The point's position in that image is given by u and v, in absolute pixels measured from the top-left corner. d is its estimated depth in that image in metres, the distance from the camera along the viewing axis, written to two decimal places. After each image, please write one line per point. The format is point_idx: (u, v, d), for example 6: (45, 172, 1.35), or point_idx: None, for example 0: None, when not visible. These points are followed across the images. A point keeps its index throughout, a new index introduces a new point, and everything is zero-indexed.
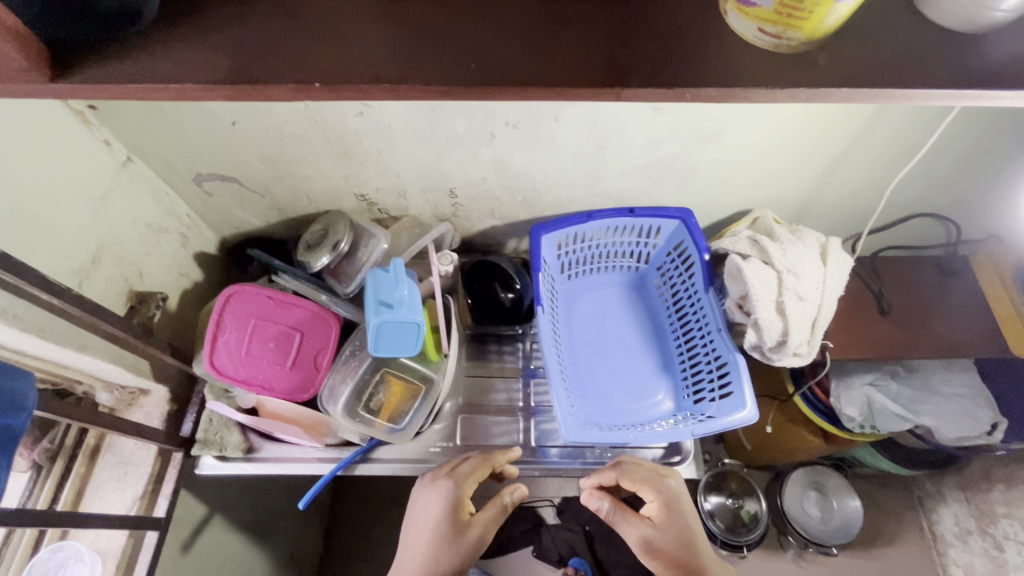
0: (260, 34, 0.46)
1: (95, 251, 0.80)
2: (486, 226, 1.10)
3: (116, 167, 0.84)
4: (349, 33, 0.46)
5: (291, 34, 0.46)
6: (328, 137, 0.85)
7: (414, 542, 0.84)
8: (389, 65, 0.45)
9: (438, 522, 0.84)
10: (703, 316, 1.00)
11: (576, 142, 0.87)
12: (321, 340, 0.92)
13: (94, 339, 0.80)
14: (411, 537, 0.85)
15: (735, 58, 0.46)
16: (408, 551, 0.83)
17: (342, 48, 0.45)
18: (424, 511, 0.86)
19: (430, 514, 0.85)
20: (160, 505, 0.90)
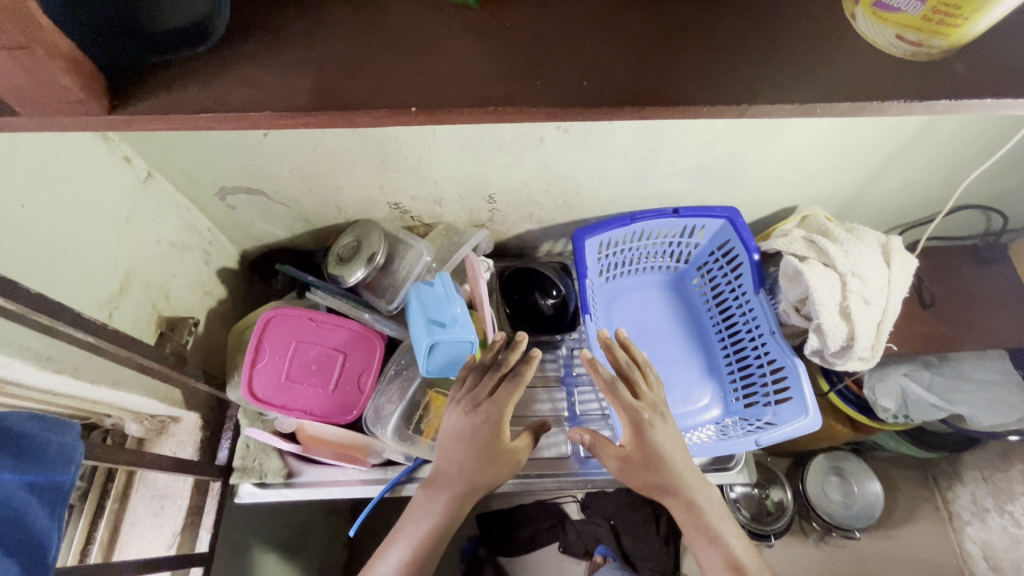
0: (341, 52, 0.41)
1: (122, 279, 0.74)
2: (522, 230, 1.05)
3: (137, 185, 0.78)
4: (442, 48, 0.41)
5: (376, 52, 0.41)
6: (365, 146, 0.80)
7: (446, 462, 0.73)
8: (490, 84, 0.40)
9: (484, 443, 0.72)
10: (752, 318, 0.98)
11: (626, 144, 0.82)
12: (363, 361, 0.87)
13: (127, 372, 0.75)
14: (445, 455, 0.73)
15: (866, 67, 0.42)
16: (448, 471, 0.72)
17: (434, 65, 0.41)
18: (462, 430, 0.73)
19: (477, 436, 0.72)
20: (201, 539, 0.86)
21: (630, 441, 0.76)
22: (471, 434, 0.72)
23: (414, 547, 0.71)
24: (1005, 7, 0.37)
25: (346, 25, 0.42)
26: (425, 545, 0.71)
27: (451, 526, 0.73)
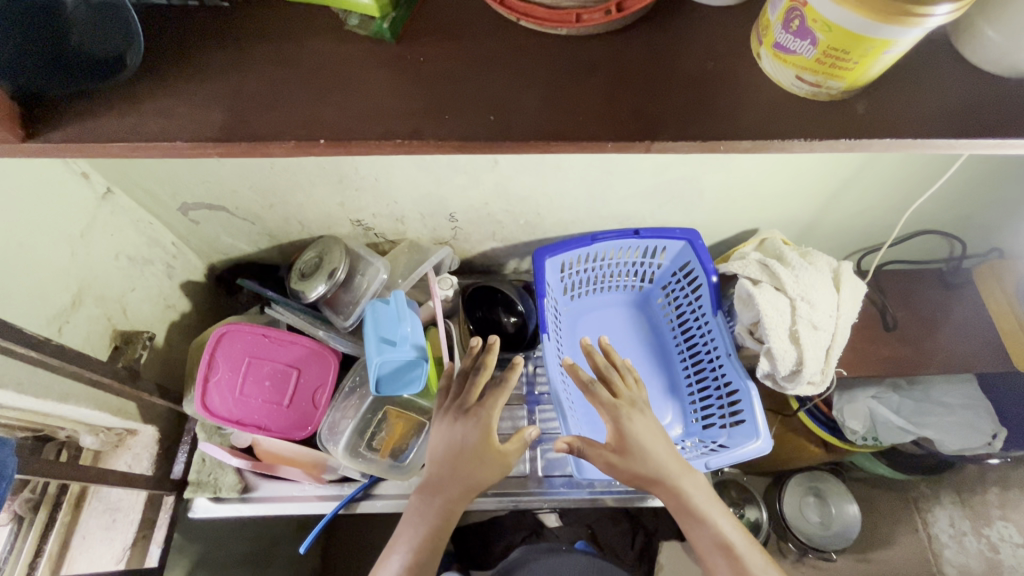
0: (257, 86, 0.42)
1: (74, 293, 0.76)
2: (487, 248, 1.06)
3: (96, 201, 0.79)
4: (358, 84, 0.43)
5: (291, 86, 0.42)
6: (321, 166, 0.81)
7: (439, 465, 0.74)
8: (399, 119, 0.41)
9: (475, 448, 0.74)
10: (711, 340, 0.98)
11: (580, 168, 0.83)
12: (319, 377, 0.88)
13: (76, 386, 0.75)
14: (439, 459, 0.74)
15: (769, 105, 0.43)
16: (445, 472, 0.73)
17: (348, 100, 0.42)
18: (451, 435, 0.75)
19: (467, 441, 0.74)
20: (152, 554, 0.86)
21: (610, 435, 0.75)
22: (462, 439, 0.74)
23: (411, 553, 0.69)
24: (896, 52, 0.38)
25: (264, 60, 0.43)
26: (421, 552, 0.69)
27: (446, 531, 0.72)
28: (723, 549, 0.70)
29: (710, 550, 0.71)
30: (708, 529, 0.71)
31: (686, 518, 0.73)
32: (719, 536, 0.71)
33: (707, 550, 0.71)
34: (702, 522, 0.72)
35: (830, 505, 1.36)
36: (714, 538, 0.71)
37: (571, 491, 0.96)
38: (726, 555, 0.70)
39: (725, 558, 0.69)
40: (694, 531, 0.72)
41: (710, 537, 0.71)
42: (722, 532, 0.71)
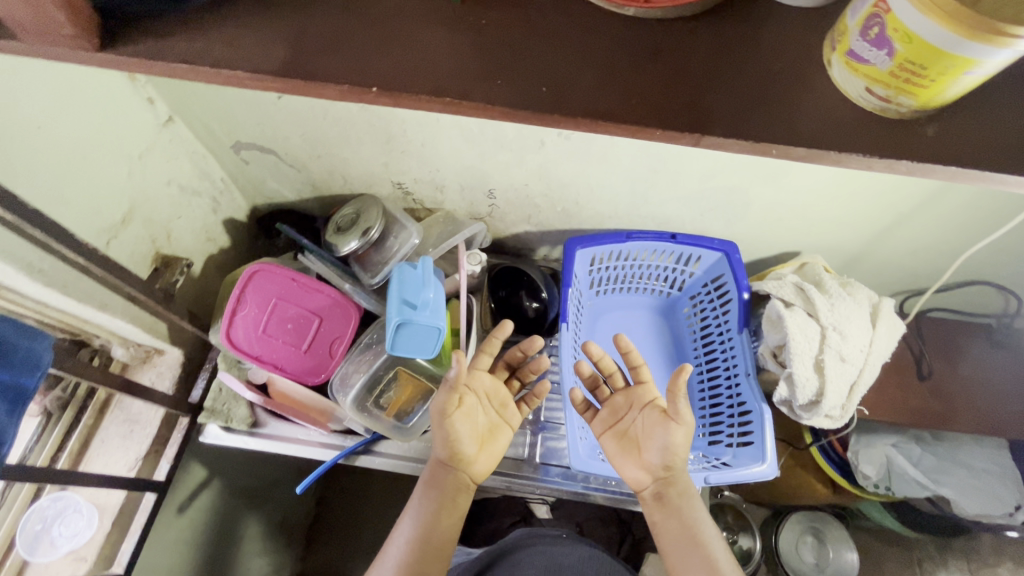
0: (323, 29, 0.43)
1: (126, 210, 0.80)
2: (519, 230, 1.06)
3: (157, 127, 0.83)
4: (420, 38, 0.43)
5: (353, 33, 0.43)
6: (371, 124, 0.83)
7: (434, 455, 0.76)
8: (453, 77, 0.42)
9: (462, 434, 0.75)
10: (731, 357, 0.96)
11: (626, 161, 0.82)
12: (338, 328, 0.89)
13: (115, 298, 0.79)
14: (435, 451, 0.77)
15: (832, 115, 0.41)
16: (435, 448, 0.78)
17: (405, 52, 0.43)
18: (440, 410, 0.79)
19: (448, 424, 0.74)
20: (161, 468, 0.91)
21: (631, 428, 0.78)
22: (442, 420, 0.74)
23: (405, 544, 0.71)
24: (977, 75, 0.36)
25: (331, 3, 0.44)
26: (415, 550, 0.71)
27: (442, 521, 0.73)
28: (689, 547, 0.70)
29: (678, 548, 0.70)
30: (678, 524, 0.71)
31: (658, 510, 0.73)
32: (692, 532, 0.71)
33: (673, 550, 0.71)
34: (675, 517, 0.72)
35: (829, 548, 1.31)
36: (682, 533, 0.71)
37: (563, 483, 0.96)
38: (696, 552, 0.69)
39: (697, 556, 0.69)
40: (665, 531, 0.72)
41: (679, 533, 0.71)
42: (695, 529, 0.71)
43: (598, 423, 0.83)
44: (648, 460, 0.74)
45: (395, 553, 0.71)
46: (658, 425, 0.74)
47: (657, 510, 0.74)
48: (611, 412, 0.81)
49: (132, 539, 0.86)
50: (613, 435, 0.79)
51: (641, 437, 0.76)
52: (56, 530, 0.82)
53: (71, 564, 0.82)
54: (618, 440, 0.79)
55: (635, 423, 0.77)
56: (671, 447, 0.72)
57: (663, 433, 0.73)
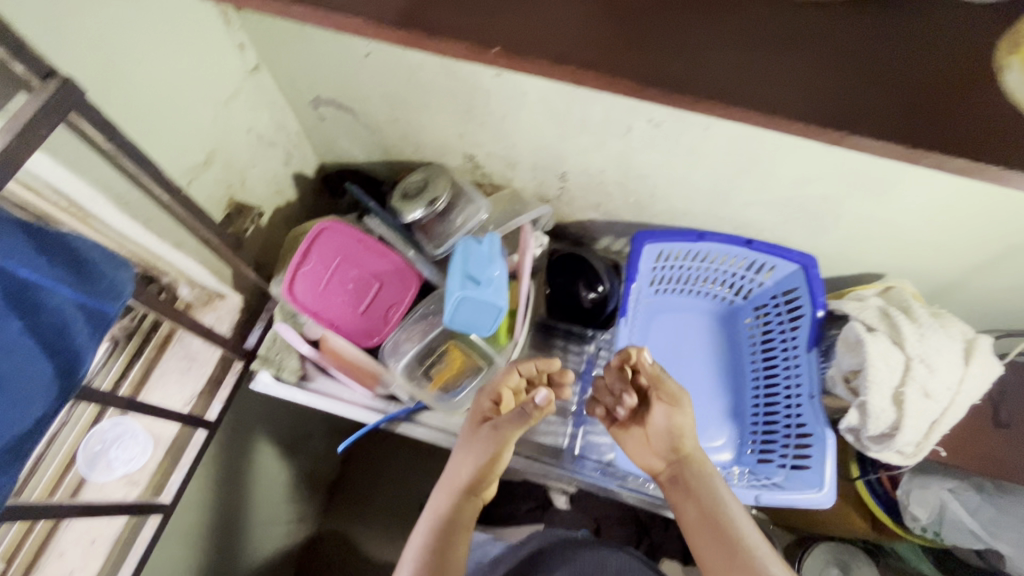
0: None
1: (208, 153, 0.80)
2: (584, 217, 1.03)
3: (244, 73, 0.83)
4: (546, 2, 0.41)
5: None
6: (454, 91, 0.80)
7: (452, 470, 0.78)
8: (577, 45, 0.39)
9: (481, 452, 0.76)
10: (795, 376, 0.91)
11: (715, 157, 0.78)
12: (396, 295, 0.88)
13: (190, 239, 0.81)
14: (455, 471, 0.77)
15: (1004, 127, 0.36)
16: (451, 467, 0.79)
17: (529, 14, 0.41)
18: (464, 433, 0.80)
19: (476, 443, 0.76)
20: (213, 408, 0.93)
21: (638, 422, 0.81)
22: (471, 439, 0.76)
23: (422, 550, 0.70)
24: None
25: None
26: (433, 557, 0.69)
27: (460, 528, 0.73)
28: (716, 531, 0.69)
29: (699, 534, 0.70)
30: (700, 506, 0.72)
31: (677, 491, 0.76)
32: (717, 516, 0.70)
33: (699, 535, 0.70)
34: (693, 498, 0.73)
35: None
36: (703, 513, 0.71)
37: (599, 480, 0.93)
38: (723, 538, 0.68)
39: (728, 545, 0.67)
40: (688, 522, 0.72)
41: (700, 518, 0.71)
42: (718, 506, 0.71)
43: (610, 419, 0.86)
44: (656, 444, 0.78)
45: (411, 564, 0.69)
46: (656, 413, 0.77)
47: (676, 497, 0.75)
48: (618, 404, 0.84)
49: (181, 472, 0.89)
50: (624, 426, 0.83)
51: (645, 421, 0.80)
52: (113, 453, 0.85)
53: (124, 487, 0.85)
54: (631, 429, 0.83)
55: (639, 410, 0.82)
56: (669, 425, 0.76)
57: (662, 418, 0.77)
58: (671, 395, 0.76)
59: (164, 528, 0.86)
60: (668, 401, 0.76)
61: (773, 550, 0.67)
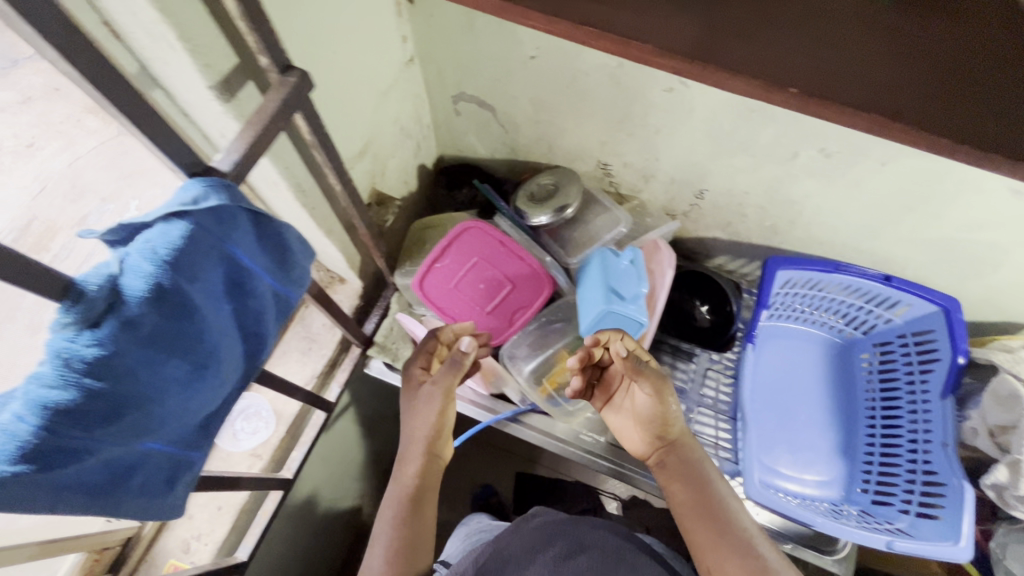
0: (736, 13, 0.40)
1: (364, 143, 0.81)
2: (707, 234, 1.01)
3: (402, 65, 0.83)
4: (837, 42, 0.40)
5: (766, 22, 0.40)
6: (614, 101, 0.79)
7: (409, 439, 0.76)
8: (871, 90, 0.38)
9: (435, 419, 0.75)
10: (924, 421, 0.88)
11: (883, 193, 0.75)
12: (525, 299, 0.88)
13: (338, 226, 0.82)
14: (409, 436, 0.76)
15: None
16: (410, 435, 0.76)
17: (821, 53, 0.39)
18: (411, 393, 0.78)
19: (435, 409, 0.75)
20: (331, 390, 0.95)
21: (629, 410, 0.79)
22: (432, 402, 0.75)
23: (394, 519, 0.70)
24: None
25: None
26: (405, 532, 0.68)
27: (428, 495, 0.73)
28: (712, 516, 0.68)
29: (695, 524, 0.68)
30: (694, 492, 0.71)
31: (671, 473, 0.74)
32: (710, 500, 0.70)
33: (694, 524, 0.69)
34: (685, 483, 0.72)
35: None
36: (697, 498, 0.70)
37: None
38: (724, 525, 0.67)
39: (731, 531, 0.66)
40: (681, 508, 0.71)
41: (695, 503, 0.70)
42: (709, 490, 0.71)
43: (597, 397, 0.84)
44: (645, 430, 0.76)
45: (386, 537, 0.68)
46: (647, 402, 0.75)
47: (666, 482, 0.74)
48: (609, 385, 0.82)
49: (300, 449, 0.91)
50: (612, 406, 0.82)
51: (633, 408, 0.78)
52: (238, 423, 0.91)
53: (249, 459, 0.88)
54: (617, 413, 0.81)
55: (627, 395, 0.79)
56: (659, 410, 0.74)
57: (651, 407, 0.75)
58: (657, 383, 0.74)
59: (282, 502, 0.89)
60: (656, 390, 0.74)
61: (762, 529, 0.68)
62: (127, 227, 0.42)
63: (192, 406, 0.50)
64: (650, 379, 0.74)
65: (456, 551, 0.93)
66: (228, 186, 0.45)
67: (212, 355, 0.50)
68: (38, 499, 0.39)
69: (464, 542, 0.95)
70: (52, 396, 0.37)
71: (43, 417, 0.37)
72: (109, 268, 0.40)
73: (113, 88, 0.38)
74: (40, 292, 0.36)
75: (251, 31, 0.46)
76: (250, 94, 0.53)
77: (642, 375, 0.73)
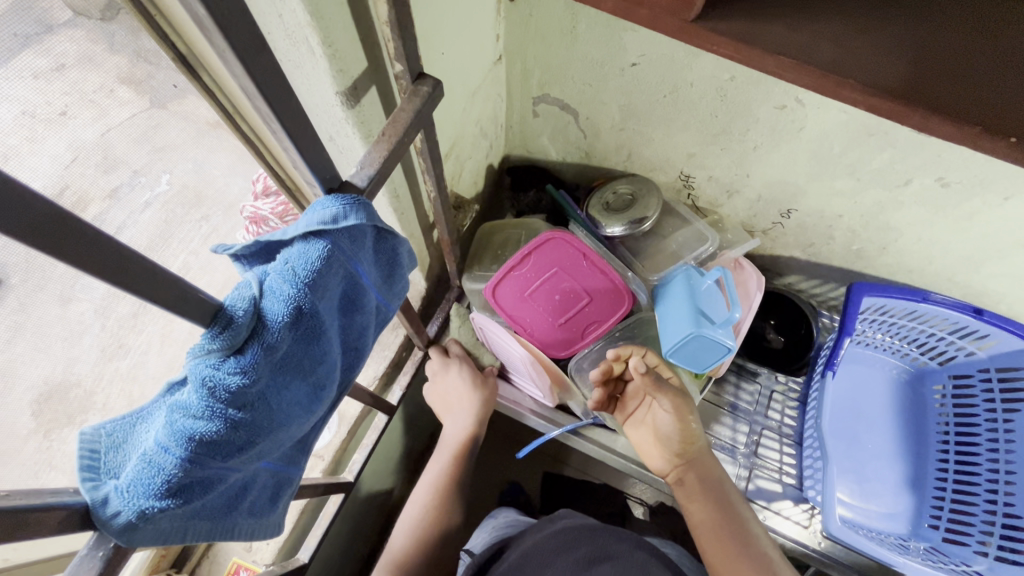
0: (937, 57, 0.40)
1: (449, 145, 0.78)
2: (784, 253, 0.97)
3: (490, 65, 0.80)
4: None
5: (965, 60, 0.40)
6: (713, 114, 0.75)
7: (452, 428, 0.87)
8: None
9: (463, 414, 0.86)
10: (1007, 461, 0.86)
11: (996, 227, 0.71)
12: (602, 313, 0.86)
13: (418, 229, 0.79)
14: (452, 432, 0.86)
15: None
16: (451, 424, 0.87)
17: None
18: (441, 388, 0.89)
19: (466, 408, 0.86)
20: (393, 393, 0.93)
21: (650, 428, 0.77)
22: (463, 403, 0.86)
23: (430, 494, 0.81)
24: None
25: (930, 18, 0.42)
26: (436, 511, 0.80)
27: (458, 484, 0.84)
28: (729, 532, 0.65)
29: (713, 541, 0.65)
30: (715, 510, 0.68)
31: (689, 490, 0.71)
32: (731, 519, 0.67)
33: (712, 543, 0.65)
34: (703, 499, 0.69)
35: None
36: (716, 515, 0.67)
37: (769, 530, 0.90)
38: (741, 540, 0.64)
39: (748, 548, 0.64)
40: (700, 526, 0.68)
41: (715, 521, 0.67)
42: (730, 510, 0.68)
43: (618, 415, 0.83)
44: (668, 445, 0.75)
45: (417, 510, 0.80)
46: (669, 417, 0.75)
47: (684, 499, 0.71)
48: (630, 401, 0.81)
49: (361, 452, 0.89)
50: (634, 423, 0.80)
51: (653, 424, 0.77)
52: None
53: (311, 460, 0.87)
54: (636, 428, 0.80)
55: (649, 411, 0.78)
56: (680, 426, 0.74)
57: (672, 422, 0.75)
58: (676, 401, 0.75)
59: (343, 505, 0.87)
60: (676, 407, 0.75)
61: (783, 556, 0.64)
62: (264, 243, 0.40)
63: (306, 423, 0.48)
64: (669, 395, 0.75)
65: (477, 545, 0.83)
66: (363, 204, 0.43)
67: (327, 375, 0.48)
68: (171, 529, 0.38)
69: (489, 535, 0.84)
70: (197, 426, 0.35)
71: (187, 449, 0.35)
72: (252, 290, 0.37)
73: (272, 101, 0.36)
74: (189, 316, 0.35)
75: (394, 36, 0.43)
76: (372, 100, 0.50)
77: (661, 391, 0.75)
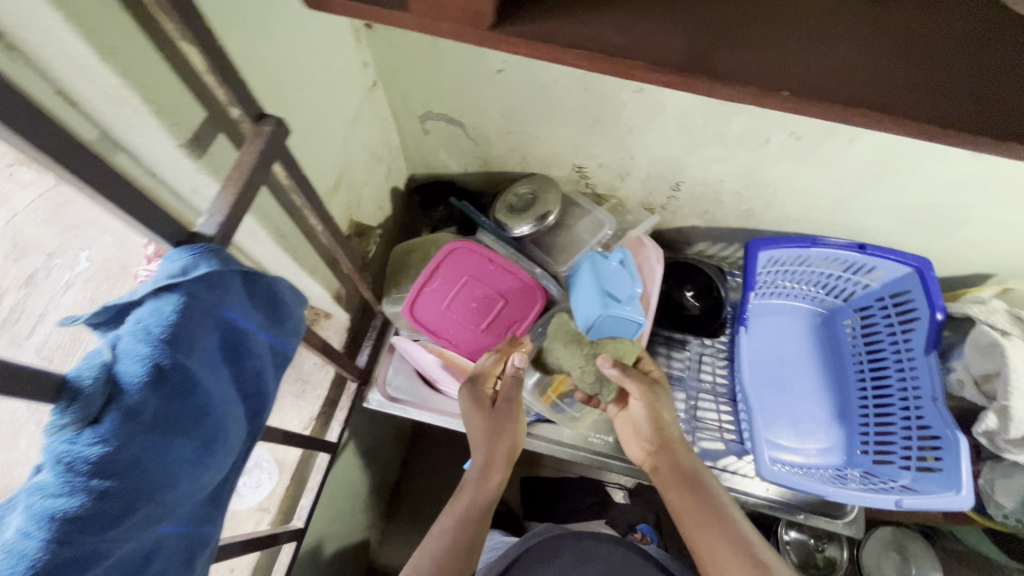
0: (720, 24, 0.44)
1: (336, 176, 0.79)
2: (686, 223, 1.02)
3: (365, 91, 0.81)
4: (818, 45, 0.43)
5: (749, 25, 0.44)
6: (585, 105, 0.79)
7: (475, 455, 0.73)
8: (849, 80, 0.41)
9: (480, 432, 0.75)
10: (911, 379, 0.92)
11: (851, 167, 0.78)
12: (519, 311, 0.87)
13: (322, 262, 0.79)
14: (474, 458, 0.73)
15: None
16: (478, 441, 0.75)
17: (798, 45, 0.43)
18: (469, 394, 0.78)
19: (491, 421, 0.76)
20: (332, 430, 0.92)
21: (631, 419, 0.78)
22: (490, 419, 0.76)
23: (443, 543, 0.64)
24: None
25: None
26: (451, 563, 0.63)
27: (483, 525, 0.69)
28: (705, 516, 0.66)
29: (698, 529, 0.66)
30: (691, 496, 0.68)
31: (672, 480, 0.71)
32: (704, 500, 0.68)
33: (697, 530, 0.66)
34: (682, 488, 0.70)
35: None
36: (692, 501, 0.68)
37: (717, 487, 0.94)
38: (718, 523, 0.65)
39: (723, 529, 0.64)
40: (682, 515, 0.68)
41: (691, 508, 0.67)
42: (703, 491, 0.69)
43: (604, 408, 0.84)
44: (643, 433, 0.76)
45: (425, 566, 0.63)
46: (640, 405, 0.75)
47: (662, 487, 0.72)
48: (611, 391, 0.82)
49: (309, 496, 0.88)
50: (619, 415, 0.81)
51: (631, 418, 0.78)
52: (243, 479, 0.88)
53: (257, 515, 0.85)
54: (622, 421, 0.80)
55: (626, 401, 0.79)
56: (653, 417, 0.74)
57: (644, 410, 0.75)
58: (645, 389, 0.74)
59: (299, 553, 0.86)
60: (645, 395, 0.74)
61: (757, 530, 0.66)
62: (114, 308, 0.39)
63: (203, 483, 0.47)
64: (638, 386, 0.74)
65: None
66: (217, 251, 0.43)
67: (220, 427, 0.47)
68: None
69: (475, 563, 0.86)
70: (58, 503, 0.34)
71: (50, 529, 0.34)
72: (102, 357, 0.37)
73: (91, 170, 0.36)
74: (30, 395, 0.34)
75: (219, 84, 0.44)
76: (223, 147, 0.51)
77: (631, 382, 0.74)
